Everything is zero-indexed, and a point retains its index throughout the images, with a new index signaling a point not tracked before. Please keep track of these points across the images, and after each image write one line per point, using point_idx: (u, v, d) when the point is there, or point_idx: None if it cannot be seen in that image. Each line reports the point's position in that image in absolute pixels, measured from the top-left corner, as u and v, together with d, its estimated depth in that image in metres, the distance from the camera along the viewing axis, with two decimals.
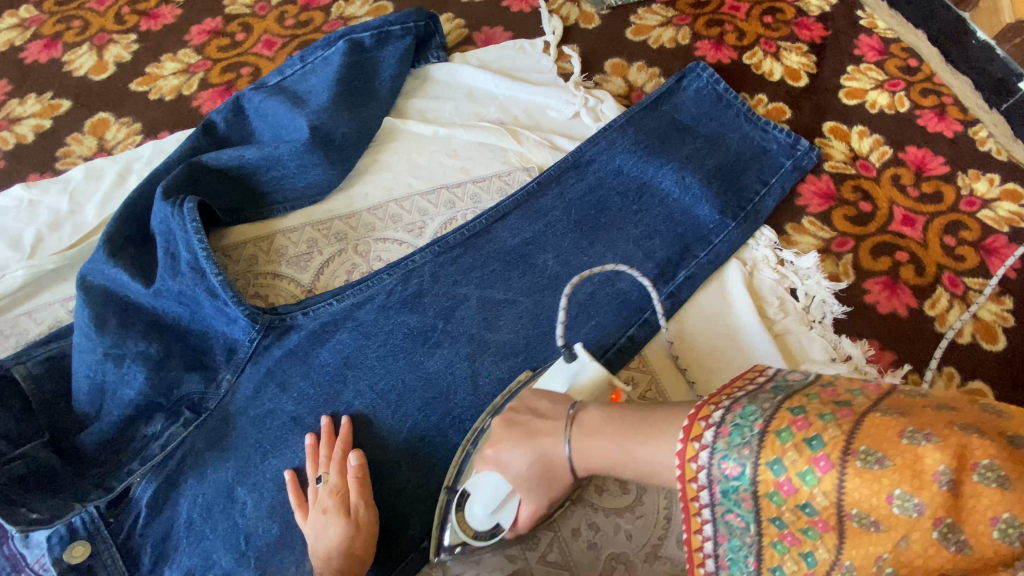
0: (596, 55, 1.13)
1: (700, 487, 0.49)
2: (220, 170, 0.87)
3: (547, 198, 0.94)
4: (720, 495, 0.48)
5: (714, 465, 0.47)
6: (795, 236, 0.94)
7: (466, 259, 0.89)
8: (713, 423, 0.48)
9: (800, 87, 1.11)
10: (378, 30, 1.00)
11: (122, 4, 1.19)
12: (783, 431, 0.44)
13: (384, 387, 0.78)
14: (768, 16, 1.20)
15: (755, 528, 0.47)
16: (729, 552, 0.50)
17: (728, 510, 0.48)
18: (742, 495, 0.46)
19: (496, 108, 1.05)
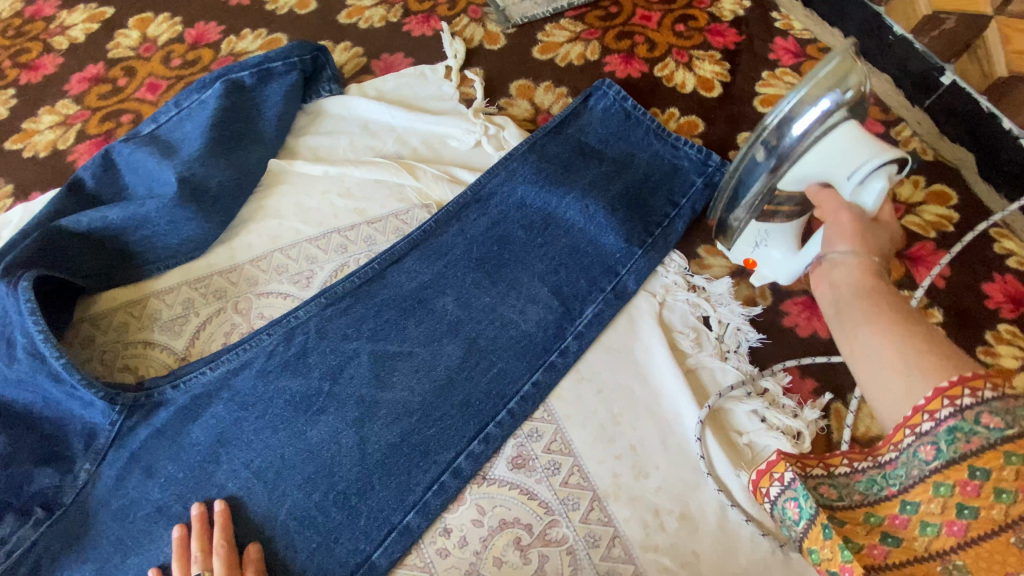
0: (500, 77, 1.08)
1: (930, 418, 0.48)
2: (81, 235, 0.79)
3: (447, 236, 0.88)
4: (944, 428, 0.47)
5: (972, 413, 0.46)
6: (709, 258, 0.89)
7: (357, 309, 0.82)
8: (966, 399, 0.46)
9: (713, 98, 1.06)
10: (258, 67, 0.94)
11: (4, 58, 1.14)
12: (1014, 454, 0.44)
13: (262, 463, 0.72)
14: (681, 24, 1.16)
15: (938, 465, 0.48)
16: (876, 474, 0.54)
17: (930, 441, 0.48)
18: (968, 442, 0.46)
19: (394, 141, 0.99)
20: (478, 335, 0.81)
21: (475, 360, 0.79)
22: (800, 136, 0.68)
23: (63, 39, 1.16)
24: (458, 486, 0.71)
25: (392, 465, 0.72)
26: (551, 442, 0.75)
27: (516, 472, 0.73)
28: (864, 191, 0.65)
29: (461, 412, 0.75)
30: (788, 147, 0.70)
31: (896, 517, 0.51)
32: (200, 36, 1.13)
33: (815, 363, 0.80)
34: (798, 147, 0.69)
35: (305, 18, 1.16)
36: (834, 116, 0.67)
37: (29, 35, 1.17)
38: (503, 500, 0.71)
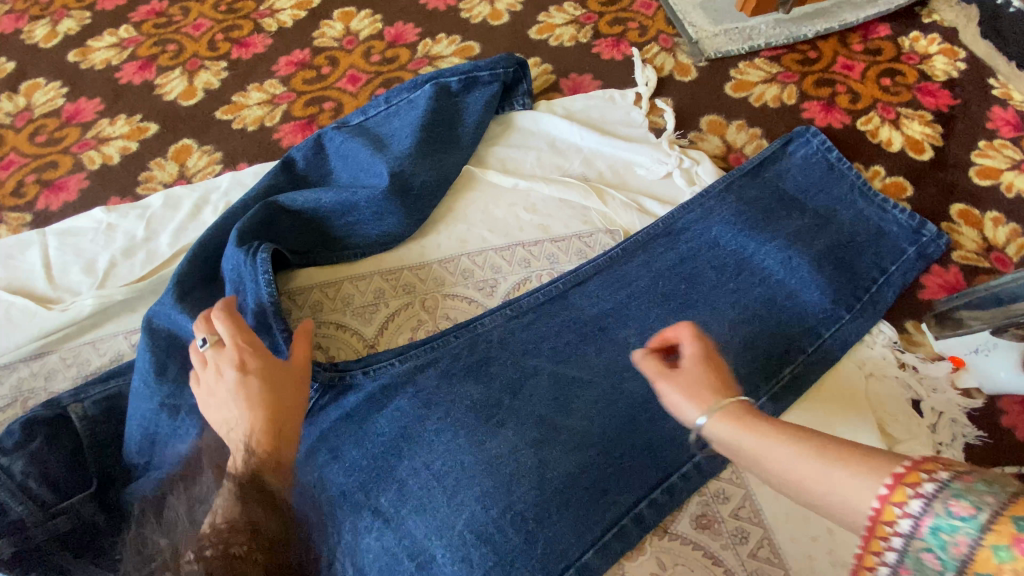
0: (691, 110, 1.05)
1: (896, 534, 0.39)
2: (294, 212, 0.83)
3: (632, 265, 0.85)
4: (927, 531, 0.37)
5: (936, 505, 0.37)
6: (917, 336, 0.82)
7: (539, 326, 0.81)
8: (915, 503, 0.38)
9: (923, 161, 0.99)
10: (467, 74, 0.96)
11: (217, 31, 1.20)
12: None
13: (438, 467, 0.70)
14: (886, 78, 1.10)
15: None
16: None
17: (926, 548, 0.38)
18: (958, 543, 0.36)
19: (581, 162, 0.98)
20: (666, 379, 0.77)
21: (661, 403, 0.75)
22: None
23: (271, 20, 1.21)
24: (639, 534, 0.68)
25: (571, 495, 0.69)
26: (738, 507, 0.70)
27: (699, 533, 0.69)
28: None
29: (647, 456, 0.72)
30: None
31: None
32: (398, 36, 1.17)
33: None
34: None
35: (496, 29, 1.18)
36: None
37: (239, 12, 1.23)
38: (684, 559, 0.68)
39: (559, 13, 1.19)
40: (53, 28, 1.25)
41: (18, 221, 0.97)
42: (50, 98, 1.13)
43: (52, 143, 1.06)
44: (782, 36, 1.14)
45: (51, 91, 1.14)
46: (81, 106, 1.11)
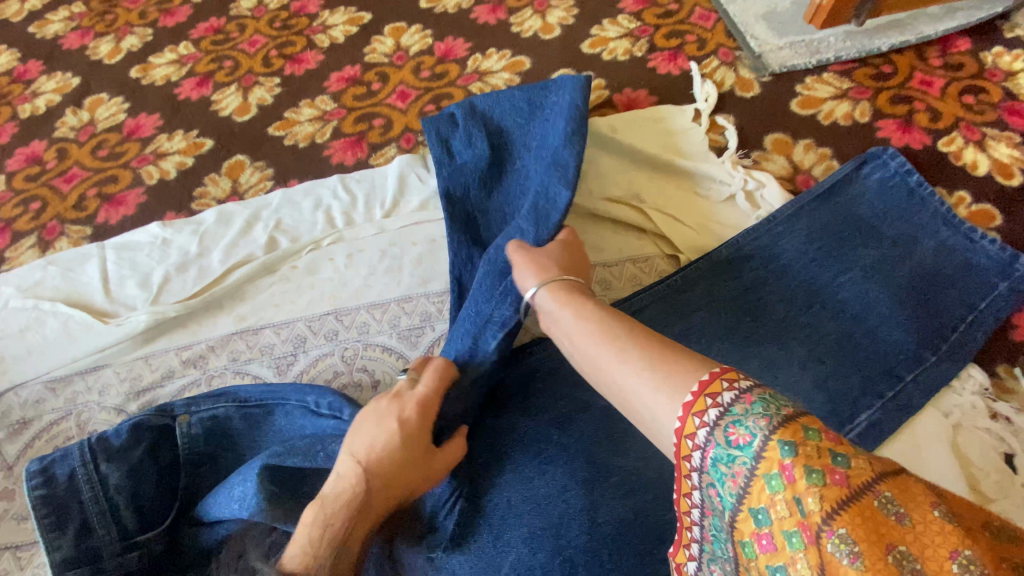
0: (754, 127, 0.99)
1: (694, 447, 0.43)
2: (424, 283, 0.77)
3: (691, 294, 0.80)
4: (711, 462, 0.42)
5: (719, 428, 0.41)
6: (1009, 380, 0.75)
7: None
8: (700, 439, 0.42)
9: (1012, 187, 0.92)
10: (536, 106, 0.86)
11: (271, 47, 1.21)
12: (773, 477, 0.38)
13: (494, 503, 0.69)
14: (969, 96, 1.02)
15: (733, 515, 0.40)
16: (716, 528, 0.43)
17: (713, 483, 0.42)
18: (735, 475, 0.40)
19: (635, 181, 0.93)
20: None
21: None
22: None
23: (324, 37, 1.22)
24: None
25: (623, 542, 0.64)
26: None
27: None
28: None
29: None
30: None
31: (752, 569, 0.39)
32: (448, 51, 1.16)
33: None
34: None
35: (548, 43, 1.15)
36: None
37: (293, 28, 1.24)
38: None
39: (613, 26, 1.15)
40: (117, 44, 1.30)
41: (78, 234, 1.00)
42: (112, 113, 1.17)
43: (113, 157, 1.09)
44: (853, 49, 1.07)
45: (114, 106, 1.18)
46: (141, 122, 1.14)
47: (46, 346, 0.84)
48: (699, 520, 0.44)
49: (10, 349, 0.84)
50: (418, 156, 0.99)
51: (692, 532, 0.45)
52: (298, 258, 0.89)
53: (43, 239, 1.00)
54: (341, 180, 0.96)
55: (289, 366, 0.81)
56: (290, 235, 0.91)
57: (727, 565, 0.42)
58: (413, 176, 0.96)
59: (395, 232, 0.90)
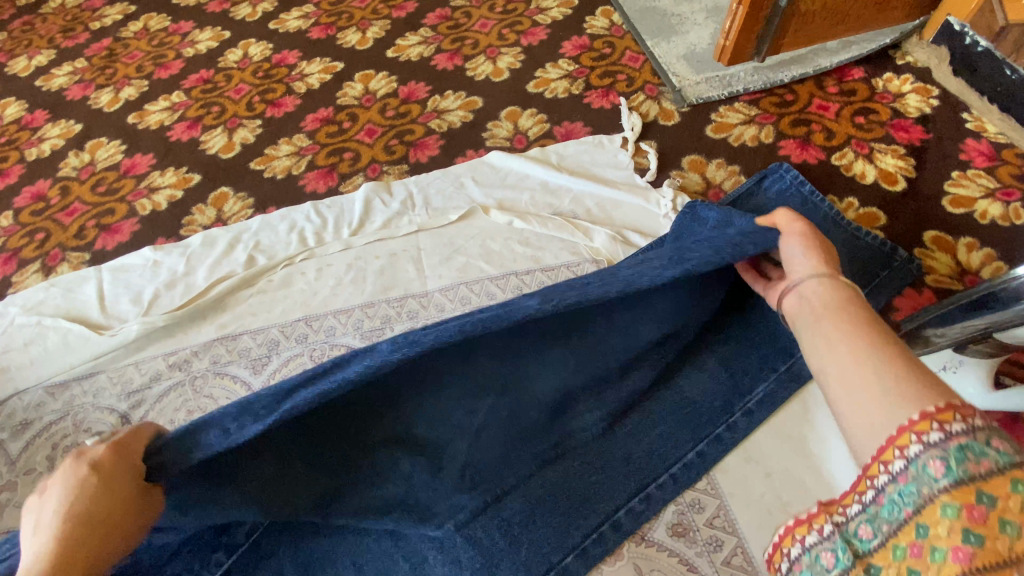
0: (674, 151, 1.15)
1: (919, 440, 0.44)
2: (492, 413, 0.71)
3: None
4: (955, 445, 0.43)
5: (971, 436, 0.43)
6: None
7: None
8: (933, 436, 0.44)
9: (897, 192, 1.05)
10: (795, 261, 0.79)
11: (254, 94, 1.37)
12: (1021, 483, 0.40)
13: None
14: (860, 116, 1.17)
15: (950, 484, 0.42)
16: (895, 494, 0.45)
17: (939, 457, 0.43)
18: (977, 463, 0.42)
19: (570, 200, 1.07)
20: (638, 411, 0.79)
21: (641, 418, 0.79)
22: None
23: (302, 84, 1.37)
24: (617, 540, 0.72)
25: (553, 501, 0.74)
26: (714, 517, 0.74)
27: (675, 540, 0.73)
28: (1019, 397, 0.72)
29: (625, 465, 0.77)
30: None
31: (914, 544, 0.42)
32: (411, 93, 1.32)
33: None
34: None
35: (498, 85, 1.32)
36: None
37: (274, 77, 1.40)
38: (661, 565, 0.71)
39: (555, 69, 1.33)
40: (115, 94, 1.46)
41: (78, 259, 1.11)
42: (111, 155, 1.30)
43: (111, 193, 1.22)
44: (760, 81, 1.23)
45: (112, 148, 1.32)
46: (136, 161, 1.27)
47: (47, 357, 0.94)
48: (879, 486, 0.46)
49: (15, 360, 0.94)
50: (382, 183, 1.12)
51: (863, 493, 0.48)
52: (274, 272, 1.00)
53: (46, 265, 1.11)
54: (314, 206, 1.09)
55: (263, 366, 0.91)
56: (268, 254, 1.03)
57: (889, 525, 0.45)
58: (377, 200, 1.09)
59: (361, 248, 1.02)
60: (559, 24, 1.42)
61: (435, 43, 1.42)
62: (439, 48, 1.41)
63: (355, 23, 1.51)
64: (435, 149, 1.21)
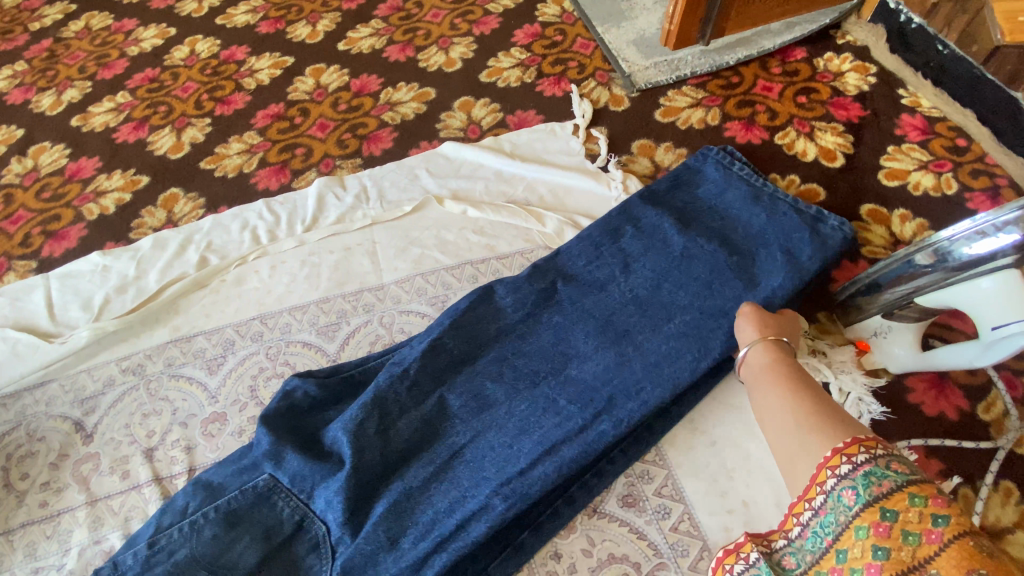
0: (624, 136, 1.17)
1: (833, 474, 0.52)
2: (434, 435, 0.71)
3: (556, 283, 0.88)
4: (860, 472, 0.50)
5: (875, 460, 0.50)
6: (828, 325, 0.89)
7: (471, 330, 0.84)
8: (845, 468, 0.51)
9: (835, 168, 1.09)
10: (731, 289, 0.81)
11: (202, 92, 1.34)
12: (917, 497, 0.45)
13: (403, 502, 0.72)
14: (802, 96, 1.21)
15: (859, 509, 0.48)
16: (818, 526, 0.52)
17: (850, 486, 0.50)
18: (879, 485, 0.48)
19: (524, 188, 1.09)
20: (628, 417, 0.76)
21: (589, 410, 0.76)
22: (974, 252, 0.66)
23: (251, 80, 1.35)
24: (571, 514, 0.75)
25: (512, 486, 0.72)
26: (662, 487, 0.77)
27: (626, 510, 0.76)
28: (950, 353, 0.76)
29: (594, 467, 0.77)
30: (956, 264, 0.68)
31: (834, 569, 0.48)
32: (363, 86, 1.31)
33: (939, 444, 0.79)
34: (964, 269, 0.68)
35: (451, 75, 1.32)
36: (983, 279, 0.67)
37: (223, 74, 1.38)
38: (613, 535, 0.74)
39: (507, 58, 1.33)
40: (58, 96, 1.41)
41: (25, 268, 1.08)
42: (55, 159, 1.27)
43: (56, 199, 1.19)
44: (706, 65, 1.26)
45: (56, 153, 1.28)
46: (82, 165, 1.24)
47: None
48: (807, 520, 0.53)
49: None
50: (335, 177, 1.12)
51: (812, 501, 0.53)
52: (226, 272, 1.00)
53: None
54: (266, 204, 1.09)
55: (219, 366, 0.90)
56: (221, 254, 1.02)
57: (812, 555, 0.52)
58: (331, 195, 1.09)
59: (316, 243, 1.02)
60: (511, 12, 1.43)
61: (387, 35, 1.41)
62: (390, 39, 1.40)
63: (305, 16, 1.49)
64: (388, 142, 1.21)
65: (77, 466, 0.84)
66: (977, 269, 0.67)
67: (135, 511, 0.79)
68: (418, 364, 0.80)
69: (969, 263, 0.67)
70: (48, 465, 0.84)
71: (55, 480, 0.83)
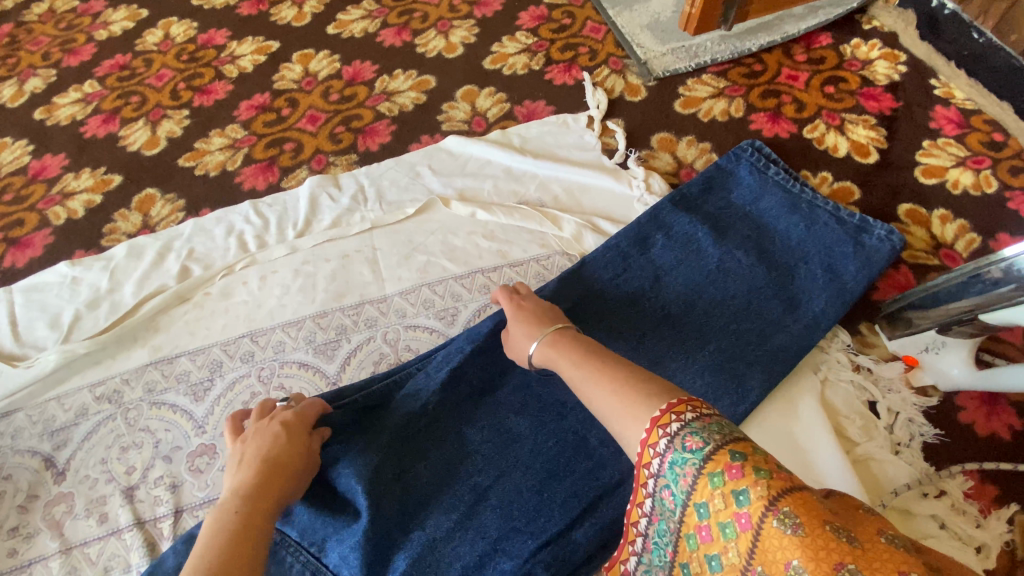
0: (642, 129, 1.08)
1: (650, 474, 0.46)
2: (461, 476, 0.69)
3: (580, 296, 0.83)
4: (667, 466, 0.45)
5: (679, 435, 0.45)
6: (872, 336, 0.82)
7: (489, 347, 0.76)
8: (655, 461, 0.46)
9: (869, 164, 1.02)
10: (757, 309, 0.80)
11: (179, 80, 1.23)
12: (715, 476, 0.43)
13: (427, 556, 0.64)
14: (830, 85, 1.13)
15: (681, 512, 0.45)
16: (657, 536, 0.47)
17: (665, 486, 0.46)
18: (685, 475, 0.44)
19: (536, 187, 1.00)
20: None
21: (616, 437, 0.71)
22: None
23: (233, 67, 1.24)
24: None
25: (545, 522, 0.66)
26: None
27: None
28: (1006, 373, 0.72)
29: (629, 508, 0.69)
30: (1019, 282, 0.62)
31: None
32: (356, 74, 1.20)
33: (996, 467, 0.73)
34: None
35: (452, 61, 1.21)
36: None
37: (201, 61, 1.26)
38: None
39: (512, 43, 1.23)
40: (18, 86, 1.28)
41: None
42: (17, 157, 1.15)
43: (19, 202, 1.07)
44: (727, 51, 1.17)
45: (18, 149, 1.16)
46: (46, 163, 1.12)
47: None
48: (644, 529, 0.48)
49: None
50: (329, 176, 1.02)
51: (638, 523, 0.48)
52: (211, 284, 0.90)
53: None
54: (254, 206, 0.99)
55: (205, 392, 0.81)
56: (204, 263, 0.93)
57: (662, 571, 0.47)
58: (324, 196, 0.99)
59: (310, 251, 0.93)
60: None
61: (380, 17, 1.30)
62: (384, 22, 1.29)
63: None
64: (386, 136, 1.11)
65: (48, 509, 0.74)
66: None
67: (114, 561, 0.70)
68: (437, 397, 0.73)
69: None
70: (15, 508, 0.75)
71: (23, 525, 0.74)
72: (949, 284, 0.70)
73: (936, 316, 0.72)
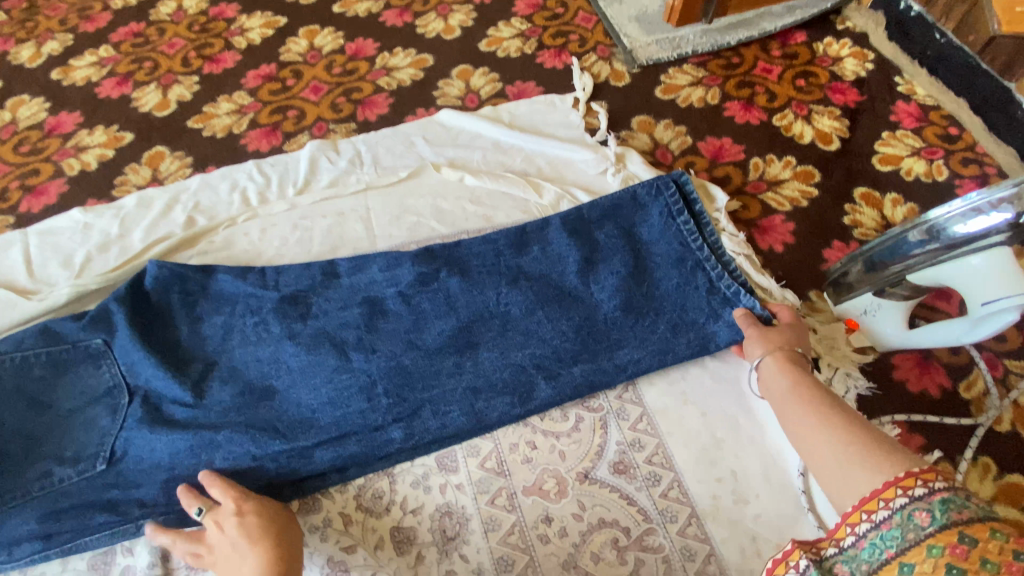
0: (623, 112, 1.16)
1: (903, 493, 0.48)
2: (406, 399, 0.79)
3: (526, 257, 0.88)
4: (937, 498, 0.46)
5: (952, 493, 0.47)
6: (820, 303, 0.91)
7: (450, 288, 0.86)
8: (919, 489, 0.48)
9: (831, 151, 1.10)
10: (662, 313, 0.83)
11: (190, 49, 1.29)
12: (998, 531, 0.42)
13: None
14: (801, 79, 1.21)
15: (934, 530, 0.44)
16: (878, 539, 0.48)
17: (923, 507, 0.46)
18: (959, 511, 0.45)
19: (522, 159, 1.08)
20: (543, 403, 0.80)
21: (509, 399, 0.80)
22: (965, 232, 0.68)
23: (241, 39, 1.31)
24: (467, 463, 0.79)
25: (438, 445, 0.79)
26: (653, 455, 0.78)
27: (617, 477, 0.77)
28: (933, 330, 0.79)
29: (577, 427, 0.80)
30: (945, 244, 0.70)
31: None
32: (359, 50, 1.27)
33: (920, 419, 0.81)
34: (955, 247, 0.70)
35: (449, 43, 1.29)
36: (971, 257, 0.69)
37: (211, 32, 1.33)
38: (603, 501, 0.75)
39: (507, 28, 1.31)
40: (34, 47, 1.34)
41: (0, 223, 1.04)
42: (32, 112, 1.21)
43: (34, 153, 1.14)
44: (707, 44, 1.25)
45: (35, 105, 1.22)
46: (62, 119, 1.19)
47: None
48: (864, 531, 0.49)
49: None
50: (329, 141, 1.09)
51: (857, 525, 0.50)
52: (215, 233, 0.97)
53: None
54: (257, 164, 1.06)
55: None
56: (209, 215, 1.00)
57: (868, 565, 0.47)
58: (324, 159, 1.06)
59: (308, 208, 1.00)
60: None
61: None
62: (387, 4, 1.36)
63: None
64: (384, 108, 1.18)
65: None
66: (967, 248, 0.69)
67: None
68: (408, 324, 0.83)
69: (958, 242, 0.69)
70: None
71: None
72: (876, 247, 0.78)
73: (869, 276, 0.80)
